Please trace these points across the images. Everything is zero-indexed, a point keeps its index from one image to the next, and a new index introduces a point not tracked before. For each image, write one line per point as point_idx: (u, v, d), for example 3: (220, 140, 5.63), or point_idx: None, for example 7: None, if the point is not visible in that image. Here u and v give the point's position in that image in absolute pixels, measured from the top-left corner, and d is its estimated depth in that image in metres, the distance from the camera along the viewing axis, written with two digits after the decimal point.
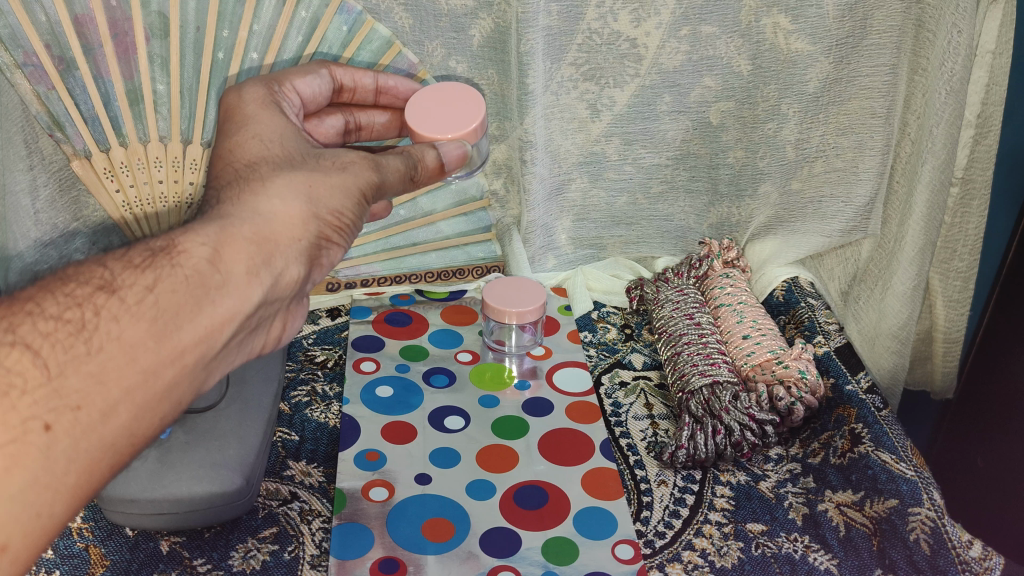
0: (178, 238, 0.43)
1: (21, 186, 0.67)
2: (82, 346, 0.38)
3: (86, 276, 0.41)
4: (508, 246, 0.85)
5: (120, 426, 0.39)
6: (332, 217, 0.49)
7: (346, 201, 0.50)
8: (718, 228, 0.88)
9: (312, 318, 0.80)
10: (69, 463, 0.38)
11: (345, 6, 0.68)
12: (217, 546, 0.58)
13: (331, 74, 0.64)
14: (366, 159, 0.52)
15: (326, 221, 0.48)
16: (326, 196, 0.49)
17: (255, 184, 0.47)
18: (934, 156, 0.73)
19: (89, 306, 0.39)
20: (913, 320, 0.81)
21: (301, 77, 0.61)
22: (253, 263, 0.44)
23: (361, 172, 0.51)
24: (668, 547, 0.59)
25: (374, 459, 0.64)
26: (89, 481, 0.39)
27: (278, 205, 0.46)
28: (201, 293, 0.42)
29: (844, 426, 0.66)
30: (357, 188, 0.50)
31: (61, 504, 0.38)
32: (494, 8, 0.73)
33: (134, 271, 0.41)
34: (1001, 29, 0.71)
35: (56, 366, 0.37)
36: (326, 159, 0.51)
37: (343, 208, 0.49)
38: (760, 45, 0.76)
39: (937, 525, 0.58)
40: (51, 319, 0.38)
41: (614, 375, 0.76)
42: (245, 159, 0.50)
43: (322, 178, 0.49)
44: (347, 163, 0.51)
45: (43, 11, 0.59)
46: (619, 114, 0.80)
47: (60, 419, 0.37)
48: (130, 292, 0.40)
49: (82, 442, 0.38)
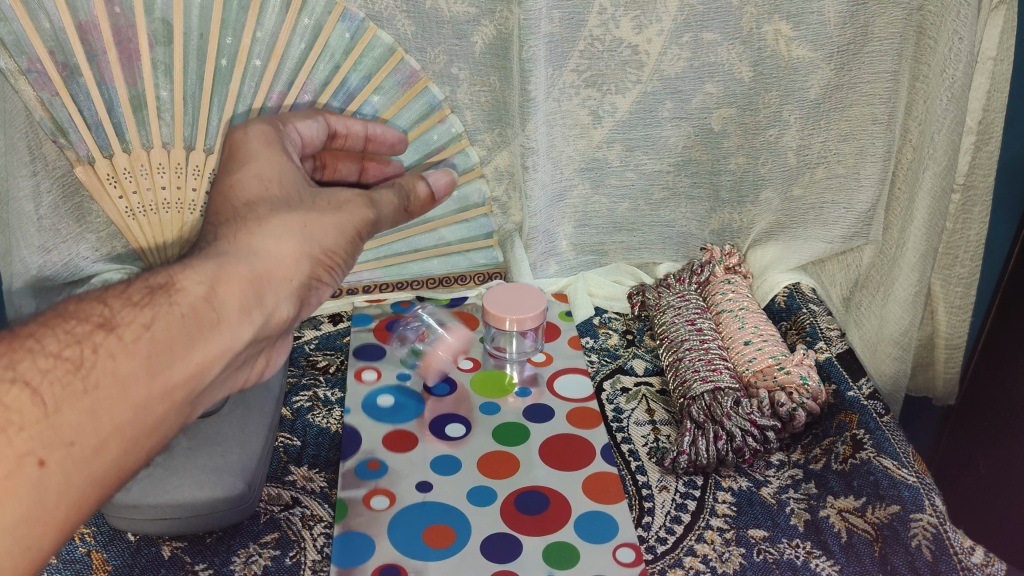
0: (177, 274, 0.43)
1: (24, 192, 0.68)
2: (80, 383, 0.38)
3: (85, 313, 0.41)
4: (509, 252, 0.86)
5: (110, 460, 0.40)
6: (320, 255, 0.50)
7: (333, 238, 0.52)
8: (719, 234, 0.89)
9: (314, 324, 0.80)
10: (60, 497, 0.38)
11: (348, 14, 0.68)
12: (219, 551, 0.58)
13: (327, 120, 0.64)
14: (359, 197, 0.55)
15: (310, 260, 0.50)
16: (313, 234, 0.50)
17: (252, 227, 0.48)
18: (935, 163, 0.72)
19: (88, 343, 0.40)
20: (915, 326, 0.80)
21: (302, 120, 0.61)
22: (247, 299, 0.45)
23: (342, 214, 0.53)
24: (669, 553, 0.59)
25: (374, 468, 0.64)
26: (77, 513, 0.39)
27: (272, 245, 0.48)
28: (200, 328, 0.42)
29: (846, 432, 0.67)
30: (344, 228, 0.52)
31: (49, 536, 0.38)
32: (495, 15, 0.74)
33: (133, 309, 0.41)
34: (1003, 36, 0.71)
35: (53, 403, 0.37)
36: (318, 201, 0.53)
37: (333, 246, 0.52)
38: (761, 52, 0.77)
39: (939, 531, 0.58)
40: (51, 357, 0.39)
41: (616, 381, 0.76)
42: (251, 199, 0.50)
43: (316, 218, 0.51)
44: (342, 203, 0.54)
45: (48, 18, 0.60)
46: (621, 120, 0.80)
47: (55, 454, 0.37)
48: (128, 330, 0.40)
49: (74, 476, 0.38)
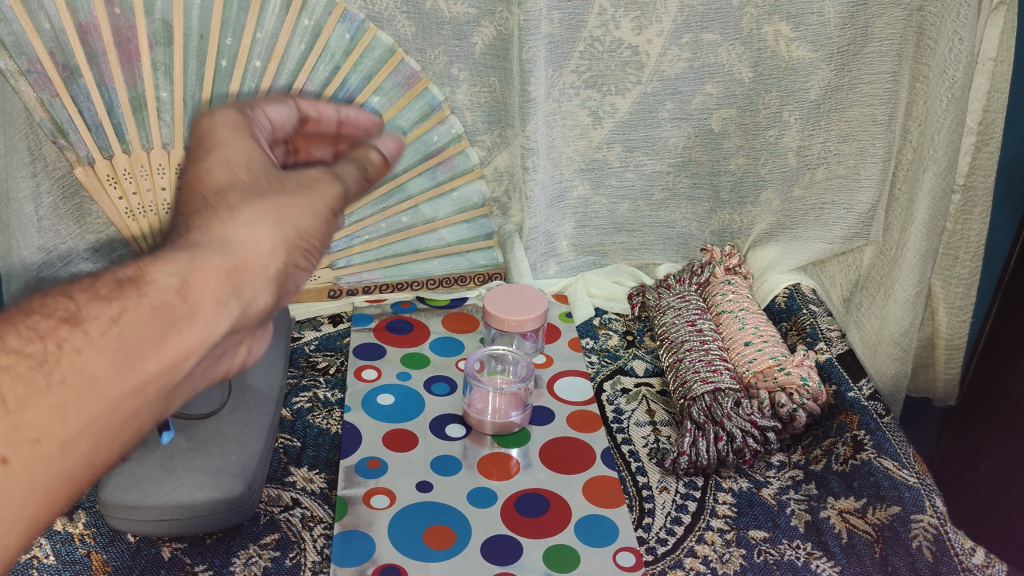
0: (146, 265, 0.35)
1: (24, 193, 0.68)
2: (42, 378, 0.31)
3: (47, 302, 0.33)
4: (509, 253, 0.86)
5: (82, 459, 0.32)
6: (299, 240, 0.40)
7: (310, 221, 0.40)
8: (719, 235, 0.89)
9: (314, 325, 0.80)
10: (25, 496, 0.31)
11: (348, 15, 0.69)
12: (218, 552, 0.58)
13: (298, 104, 0.50)
14: (324, 172, 0.44)
15: (291, 245, 0.39)
16: (290, 219, 0.39)
17: (222, 213, 0.38)
18: (935, 164, 0.72)
19: (51, 335, 0.32)
20: (916, 327, 0.79)
21: (271, 103, 0.48)
22: (221, 291, 0.36)
23: (329, 192, 0.42)
24: (670, 554, 0.59)
25: (374, 467, 0.64)
26: (46, 514, 0.32)
27: (248, 231, 0.38)
28: (161, 323, 0.34)
29: (846, 433, 0.67)
30: (322, 208, 0.42)
31: (15, 536, 0.31)
32: (495, 16, 0.74)
33: (99, 297, 0.33)
34: (1002, 37, 0.71)
35: (14, 399, 0.30)
36: (291, 179, 0.42)
37: (309, 229, 0.40)
38: (761, 53, 0.77)
39: (940, 532, 0.58)
40: (10, 348, 0.31)
41: (616, 382, 0.76)
42: (220, 183, 0.39)
43: (290, 201, 0.40)
44: (312, 180, 0.42)
45: (48, 19, 0.60)
46: (621, 121, 0.81)
47: (18, 453, 0.30)
48: (94, 321, 0.32)
49: (41, 476, 0.31)
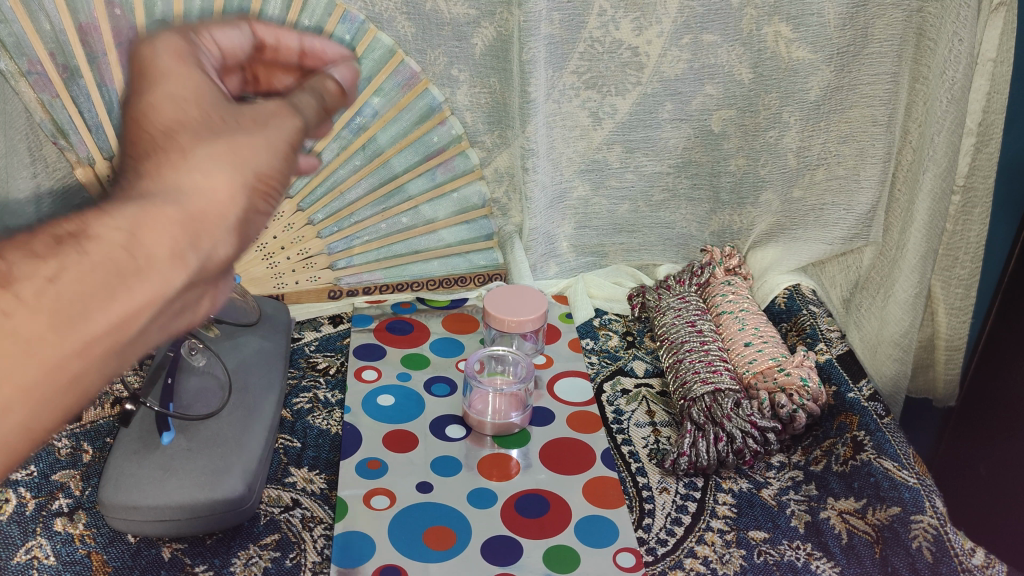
0: (91, 217, 0.28)
1: (24, 194, 0.68)
2: None
3: None
4: (509, 254, 0.86)
5: (19, 427, 0.27)
6: (260, 182, 0.33)
7: (269, 160, 0.34)
8: (719, 236, 0.89)
9: (314, 326, 0.80)
10: None
11: (348, 15, 0.69)
12: (219, 552, 0.58)
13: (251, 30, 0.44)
14: (279, 107, 0.37)
15: (253, 190, 0.33)
16: (250, 160, 0.33)
17: (174, 156, 0.31)
18: (935, 165, 0.72)
19: None
20: (916, 328, 0.79)
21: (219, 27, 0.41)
22: (179, 242, 0.30)
23: (288, 128, 0.36)
24: (670, 555, 0.59)
25: (374, 468, 0.64)
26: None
27: (204, 179, 0.31)
28: (107, 278, 0.28)
29: (846, 433, 0.67)
30: (281, 146, 0.34)
31: None
32: (495, 17, 0.74)
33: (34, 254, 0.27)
34: (1002, 38, 0.71)
35: None
36: (245, 116, 0.35)
37: (268, 169, 0.33)
38: (761, 54, 0.77)
39: (940, 533, 0.58)
40: None
41: (616, 383, 0.76)
42: (166, 122, 0.33)
43: (248, 139, 0.33)
44: (272, 116, 0.35)
45: (48, 20, 0.60)
46: (621, 122, 0.81)
47: None
48: (28, 281, 0.26)
49: None
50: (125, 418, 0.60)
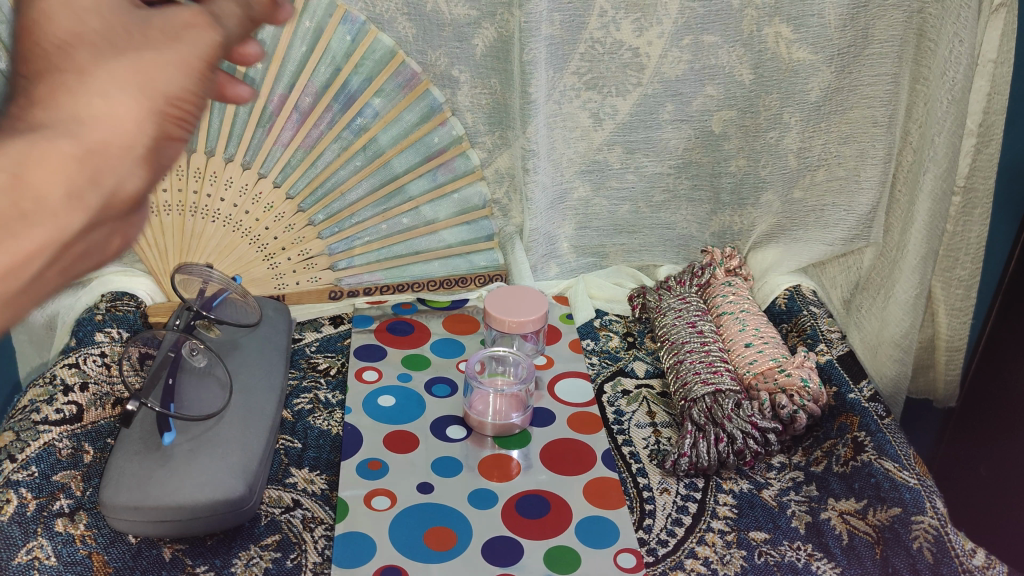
0: None
1: None
2: None
3: None
4: (510, 254, 0.86)
5: None
6: (174, 106, 0.25)
7: (187, 81, 0.25)
8: (720, 237, 0.89)
9: (314, 326, 0.80)
10: None
11: (349, 16, 0.72)
12: (219, 552, 0.58)
13: None
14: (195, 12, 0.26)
15: (167, 116, 0.25)
16: (160, 81, 0.24)
17: (70, 79, 0.23)
18: (935, 165, 0.72)
19: None
20: (916, 329, 0.79)
21: None
22: (74, 178, 0.23)
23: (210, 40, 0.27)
24: (671, 555, 0.59)
25: (375, 468, 0.64)
26: None
27: (101, 104, 0.23)
28: None
29: (847, 434, 0.67)
30: (200, 60, 0.26)
31: None
32: (496, 18, 0.74)
33: None
34: (1003, 39, 0.71)
35: None
36: (152, 21, 0.25)
37: (185, 91, 0.25)
38: (763, 54, 0.77)
39: (941, 533, 0.58)
40: None
41: (617, 384, 0.76)
42: (54, 31, 0.24)
43: (156, 52, 0.25)
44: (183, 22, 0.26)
45: None
46: (622, 123, 0.81)
47: None
48: None
49: None
50: (126, 419, 0.58)
